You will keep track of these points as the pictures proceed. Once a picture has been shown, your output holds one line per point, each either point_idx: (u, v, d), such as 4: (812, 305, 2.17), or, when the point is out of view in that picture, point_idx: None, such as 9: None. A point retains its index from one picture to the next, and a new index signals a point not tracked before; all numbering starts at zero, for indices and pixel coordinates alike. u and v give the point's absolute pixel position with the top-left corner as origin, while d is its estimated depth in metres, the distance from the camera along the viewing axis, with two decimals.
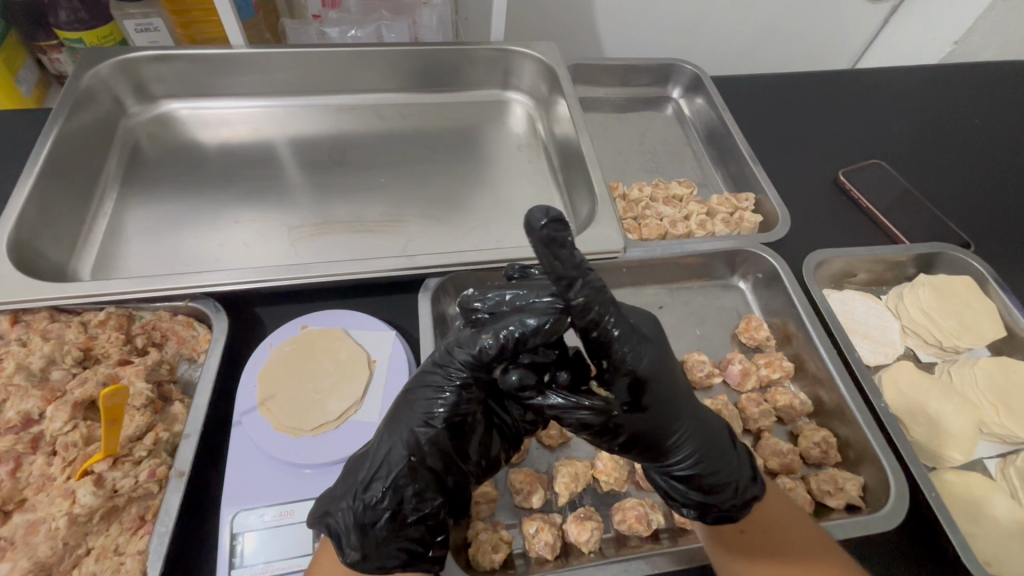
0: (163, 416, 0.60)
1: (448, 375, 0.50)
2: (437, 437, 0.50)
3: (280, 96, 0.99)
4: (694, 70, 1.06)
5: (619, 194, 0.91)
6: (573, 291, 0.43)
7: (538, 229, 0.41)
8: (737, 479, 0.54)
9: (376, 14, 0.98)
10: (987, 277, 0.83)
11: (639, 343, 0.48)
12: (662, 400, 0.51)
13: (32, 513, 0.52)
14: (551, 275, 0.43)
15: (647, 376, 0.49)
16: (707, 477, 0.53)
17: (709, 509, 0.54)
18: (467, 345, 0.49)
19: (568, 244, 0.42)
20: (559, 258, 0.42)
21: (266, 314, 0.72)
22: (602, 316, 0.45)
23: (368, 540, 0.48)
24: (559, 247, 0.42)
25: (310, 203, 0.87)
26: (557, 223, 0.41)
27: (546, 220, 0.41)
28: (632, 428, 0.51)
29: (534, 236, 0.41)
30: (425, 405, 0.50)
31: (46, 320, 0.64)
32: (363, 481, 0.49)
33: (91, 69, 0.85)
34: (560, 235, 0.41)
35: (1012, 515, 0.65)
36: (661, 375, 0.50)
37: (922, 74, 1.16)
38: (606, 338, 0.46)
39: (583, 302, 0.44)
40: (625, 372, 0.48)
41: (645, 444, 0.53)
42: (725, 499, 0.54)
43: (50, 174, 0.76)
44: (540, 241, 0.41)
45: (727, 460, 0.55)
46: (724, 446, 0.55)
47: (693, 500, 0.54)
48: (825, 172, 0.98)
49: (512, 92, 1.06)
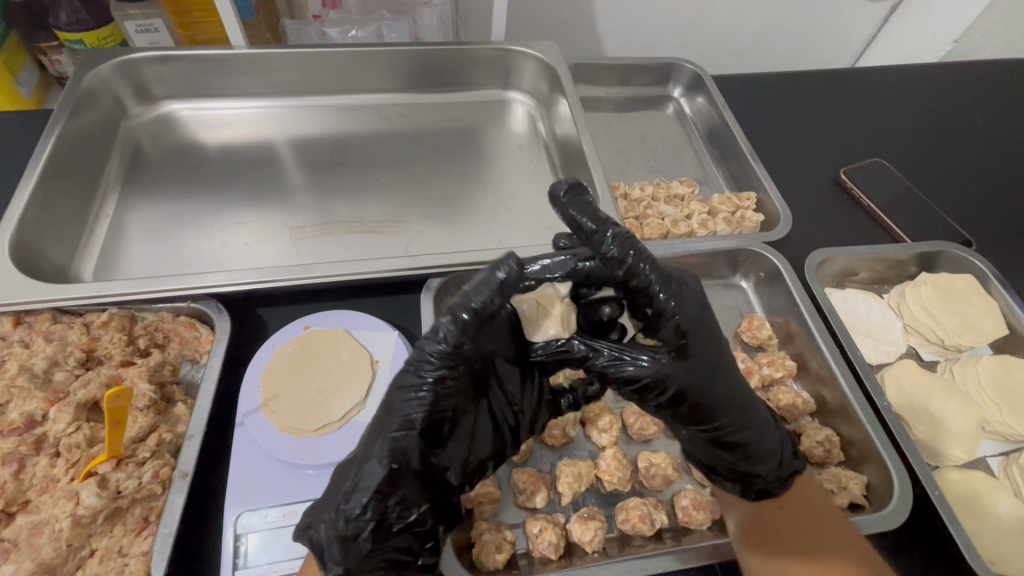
0: (166, 417, 0.60)
1: (423, 374, 0.48)
2: (417, 440, 0.48)
3: (280, 96, 0.99)
4: (695, 70, 1.06)
5: (620, 193, 0.91)
6: (605, 245, 0.47)
7: (560, 198, 0.49)
8: (782, 451, 0.57)
9: (376, 14, 0.98)
10: (989, 275, 0.83)
11: (679, 289, 0.50)
12: (710, 357, 0.51)
13: (36, 514, 0.52)
14: (579, 232, 0.49)
15: (692, 325, 0.50)
16: (751, 444, 0.55)
17: (753, 481, 0.56)
18: (437, 337, 0.48)
19: (591, 205, 0.49)
20: (584, 217, 0.49)
21: (268, 314, 0.72)
22: (638, 264, 0.48)
23: (351, 553, 0.47)
24: (582, 206, 0.49)
25: (311, 203, 0.87)
26: (576, 190, 0.49)
27: (566, 189, 0.49)
28: (685, 383, 0.51)
29: (557, 203, 0.49)
30: (401, 406, 0.48)
31: (48, 321, 0.63)
32: (345, 492, 0.48)
33: (92, 70, 0.85)
34: (580, 198, 0.49)
35: (1015, 513, 0.65)
36: (705, 323, 0.51)
37: (922, 73, 1.16)
38: (646, 285, 0.48)
39: (616, 252, 0.47)
40: (671, 318, 0.49)
41: (693, 405, 0.52)
42: (769, 470, 0.56)
43: (51, 176, 0.76)
44: (563, 206, 0.49)
45: (770, 432, 0.56)
46: (767, 421, 0.57)
47: (738, 469, 0.56)
48: (826, 171, 0.98)
49: (513, 92, 1.06)
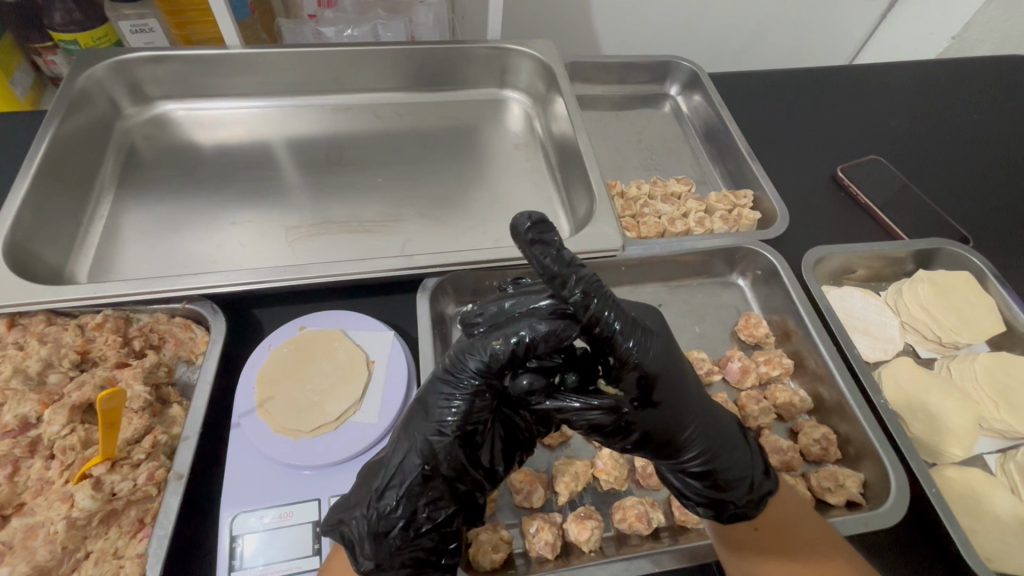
0: (161, 419, 0.60)
1: (460, 382, 0.49)
2: (451, 445, 0.49)
3: (276, 96, 0.99)
4: (692, 68, 1.06)
5: (617, 192, 0.91)
6: (568, 289, 0.45)
7: (523, 233, 0.44)
8: (752, 474, 0.55)
9: (372, 13, 0.97)
10: (987, 272, 0.83)
11: (642, 336, 0.47)
12: (672, 393, 0.50)
13: (31, 517, 0.52)
14: (543, 275, 0.45)
15: (653, 370, 0.48)
16: (721, 472, 0.53)
17: (724, 507, 0.54)
18: (479, 352, 0.48)
19: (554, 245, 0.45)
20: (550, 259, 0.44)
21: (264, 315, 0.72)
22: (602, 310, 0.45)
23: (381, 549, 0.48)
24: (548, 246, 0.44)
25: (307, 203, 0.87)
26: (542, 226, 0.44)
27: (530, 225, 0.44)
28: (645, 425, 0.50)
29: (521, 241, 0.44)
30: (438, 412, 0.49)
31: (43, 323, 0.63)
32: (377, 490, 0.49)
33: (86, 70, 0.85)
34: (543, 237, 0.44)
35: (1012, 511, 0.65)
36: (666, 368, 0.49)
37: (920, 69, 1.16)
38: (610, 333, 0.45)
39: (581, 296, 0.44)
40: (632, 366, 0.47)
41: (659, 442, 0.52)
42: (740, 495, 0.54)
43: (46, 177, 0.76)
44: (526, 244, 0.44)
45: (737, 455, 0.55)
46: (736, 442, 0.55)
47: (708, 498, 0.54)
48: (824, 169, 0.98)
49: (509, 91, 1.06)
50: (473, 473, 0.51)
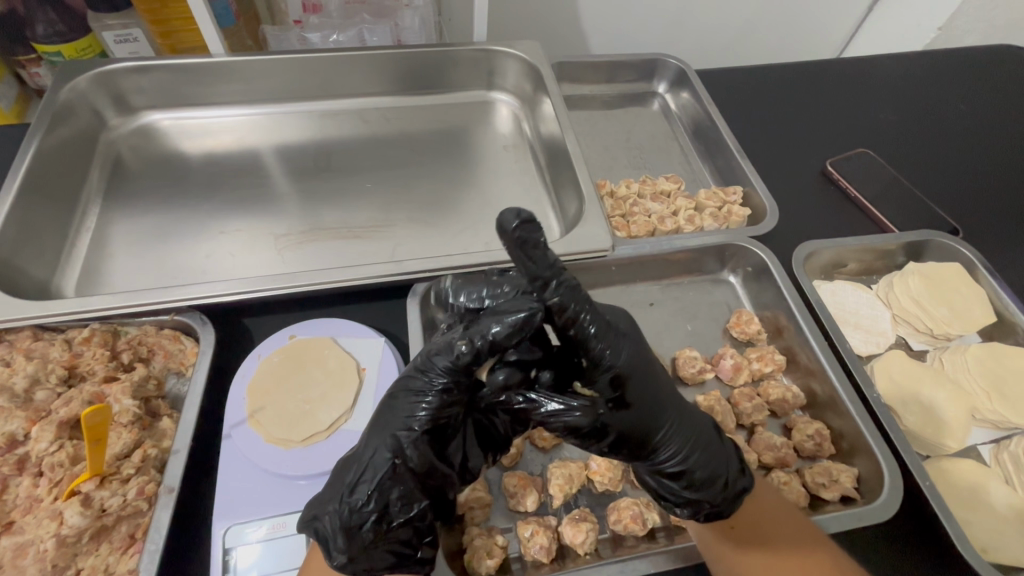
0: (151, 433, 0.60)
1: (430, 380, 0.49)
2: (422, 439, 0.49)
3: (262, 104, 0.99)
4: (678, 65, 1.06)
5: (606, 191, 0.91)
6: (549, 291, 0.45)
7: (509, 232, 0.42)
8: (726, 471, 0.54)
9: (357, 18, 0.97)
10: (976, 263, 0.84)
11: (616, 339, 0.48)
12: (649, 393, 0.51)
13: (20, 535, 0.52)
14: (525, 276, 0.44)
15: (626, 371, 0.48)
16: (695, 471, 0.53)
17: (699, 505, 0.54)
18: (446, 350, 0.48)
19: (540, 245, 0.43)
20: (531, 259, 0.43)
21: (253, 324, 0.71)
22: (579, 312, 0.45)
23: (355, 543, 0.47)
24: (530, 248, 0.43)
25: (297, 210, 0.87)
26: (530, 225, 0.42)
27: (518, 223, 0.41)
28: (620, 426, 0.50)
29: (506, 239, 0.42)
30: (409, 409, 0.49)
31: (29, 339, 0.63)
32: (349, 484, 0.49)
33: (69, 82, 0.84)
34: (530, 238, 0.42)
35: (1005, 501, 0.65)
36: (641, 371, 0.50)
37: (907, 62, 1.17)
38: (584, 336, 0.46)
39: (558, 301, 0.45)
40: (605, 369, 0.48)
41: (634, 443, 0.51)
42: (714, 493, 0.53)
43: (30, 191, 0.75)
44: (513, 242, 0.42)
45: (712, 451, 0.54)
46: (710, 441, 0.55)
47: (682, 495, 0.54)
48: (813, 163, 0.98)
49: (497, 93, 1.06)
50: (441, 469, 0.50)
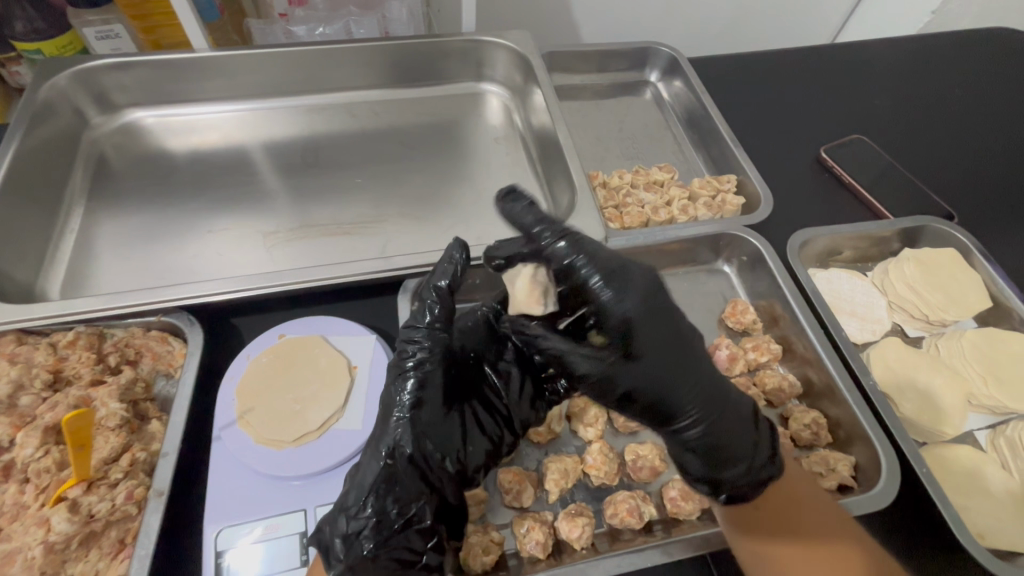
0: (140, 436, 0.59)
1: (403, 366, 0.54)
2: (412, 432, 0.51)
3: (248, 99, 0.97)
4: (670, 53, 1.05)
5: (598, 182, 0.90)
6: (544, 239, 0.52)
7: (504, 198, 0.54)
8: (746, 431, 0.53)
9: (343, 10, 0.95)
10: (972, 248, 0.83)
11: (619, 287, 0.50)
12: (658, 347, 0.50)
13: (8, 543, 0.52)
14: (523, 229, 0.53)
15: (633, 321, 0.49)
16: (715, 428, 0.52)
17: (720, 460, 0.52)
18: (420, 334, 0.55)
19: (528, 204, 0.53)
20: (524, 216, 0.53)
21: (242, 323, 0.71)
22: (574, 259, 0.51)
23: (353, 551, 0.47)
24: (521, 207, 0.53)
25: (284, 207, 0.85)
26: (514, 194, 0.54)
27: (508, 191, 0.54)
28: (633, 379, 0.50)
29: (502, 203, 0.54)
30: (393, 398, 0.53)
31: (13, 344, 0.61)
32: (346, 490, 0.49)
33: (48, 80, 0.82)
34: (517, 200, 0.54)
35: (999, 484, 0.65)
36: (653, 318, 0.50)
37: (901, 46, 1.15)
38: (583, 282, 0.50)
39: (554, 246, 0.52)
40: (610, 315, 0.49)
41: (649, 400, 0.51)
42: (734, 450, 0.52)
43: (10, 194, 0.74)
44: (507, 204, 0.54)
45: (731, 412, 0.53)
46: (730, 404, 0.53)
47: (703, 455, 0.53)
48: (806, 151, 0.97)
49: (486, 84, 1.04)
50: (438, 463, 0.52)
